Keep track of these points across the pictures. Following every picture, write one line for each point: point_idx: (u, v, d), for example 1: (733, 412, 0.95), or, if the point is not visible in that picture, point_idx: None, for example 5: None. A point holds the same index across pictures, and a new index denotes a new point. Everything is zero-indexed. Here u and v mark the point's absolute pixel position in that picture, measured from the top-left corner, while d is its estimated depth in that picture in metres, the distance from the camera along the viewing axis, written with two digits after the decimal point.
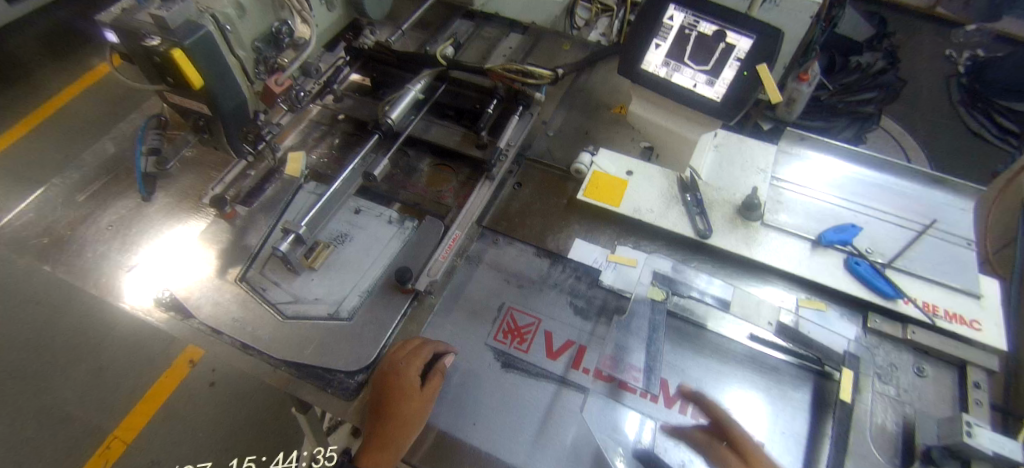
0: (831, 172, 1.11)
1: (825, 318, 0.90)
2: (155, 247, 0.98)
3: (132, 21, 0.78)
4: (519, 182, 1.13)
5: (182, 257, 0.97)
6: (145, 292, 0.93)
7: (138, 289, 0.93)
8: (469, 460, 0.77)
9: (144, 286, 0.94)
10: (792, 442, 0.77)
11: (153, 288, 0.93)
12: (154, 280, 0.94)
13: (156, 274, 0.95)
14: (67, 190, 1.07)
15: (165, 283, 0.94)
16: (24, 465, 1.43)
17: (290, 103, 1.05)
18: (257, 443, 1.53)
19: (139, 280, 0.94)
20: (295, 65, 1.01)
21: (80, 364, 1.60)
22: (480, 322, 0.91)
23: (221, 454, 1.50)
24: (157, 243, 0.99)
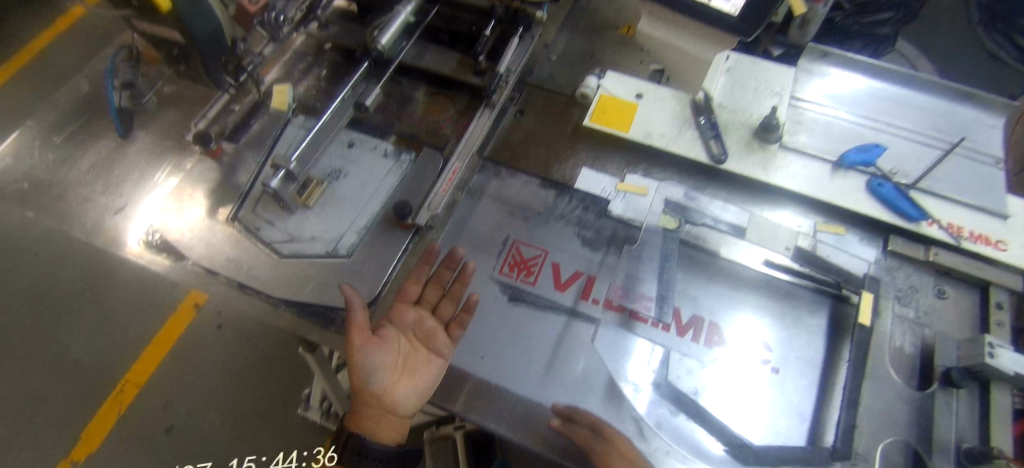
0: (855, 91, 1.03)
1: (843, 241, 0.87)
2: (137, 186, 0.94)
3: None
4: (521, 109, 1.06)
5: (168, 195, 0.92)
6: (132, 232, 0.89)
7: (123, 229, 0.90)
8: (479, 393, 0.76)
9: (129, 226, 0.90)
10: (806, 365, 0.76)
11: (139, 226, 0.90)
12: (139, 219, 0.91)
13: (141, 213, 0.91)
14: (42, 130, 1.01)
15: (150, 221, 0.90)
16: (43, 411, 1.47)
17: (270, 29, 0.99)
18: (267, 389, 1.54)
19: (124, 219, 0.91)
20: None
21: (86, 313, 1.61)
22: (484, 256, 0.88)
23: (232, 397, 1.52)
24: (140, 182, 0.95)
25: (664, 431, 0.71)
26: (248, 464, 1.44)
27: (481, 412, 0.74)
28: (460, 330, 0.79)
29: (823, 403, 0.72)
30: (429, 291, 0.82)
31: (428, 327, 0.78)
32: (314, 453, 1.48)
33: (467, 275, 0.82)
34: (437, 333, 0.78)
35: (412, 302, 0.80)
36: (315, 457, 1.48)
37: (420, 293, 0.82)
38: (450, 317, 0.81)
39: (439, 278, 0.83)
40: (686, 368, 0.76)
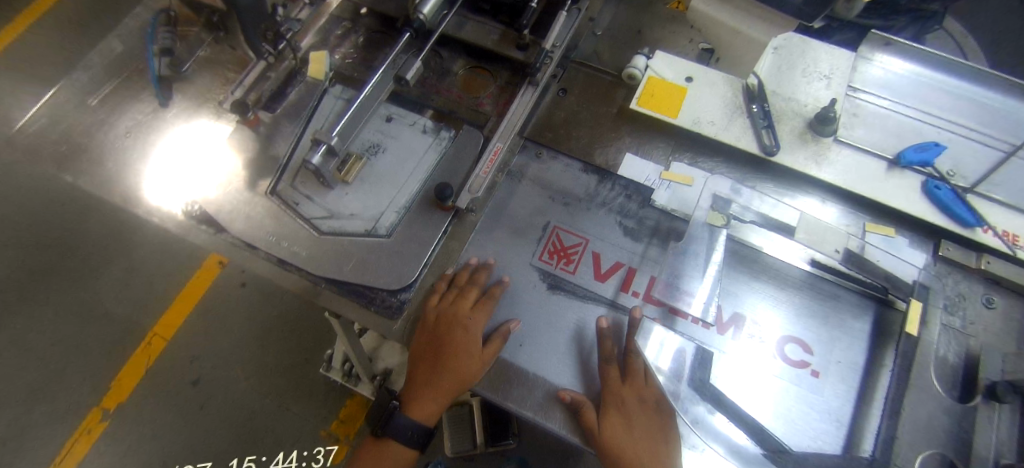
0: (917, 82, 0.98)
1: (893, 244, 0.84)
2: (177, 151, 0.94)
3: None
4: (564, 87, 1.02)
5: (210, 163, 0.92)
6: (177, 201, 0.90)
7: (165, 195, 0.90)
8: (520, 381, 0.77)
9: (172, 193, 0.90)
10: (848, 370, 0.77)
11: (182, 194, 0.90)
12: (183, 186, 0.91)
13: (183, 181, 0.91)
14: (76, 91, 0.99)
15: (193, 189, 0.90)
16: (78, 358, 1.53)
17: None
18: (290, 351, 1.57)
19: (166, 186, 0.91)
20: None
21: (114, 267, 1.64)
22: (523, 241, 0.87)
23: (256, 355, 1.56)
24: (178, 146, 0.94)
25: (700, 430, 0.73)
26: (248, 464, 1.44)
27: (520, 399, 0.76)
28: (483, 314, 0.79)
29: (862, 410, 0.74)
30: (468, 294, 0.80)
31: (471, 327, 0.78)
32: (314, 453, 1.46)
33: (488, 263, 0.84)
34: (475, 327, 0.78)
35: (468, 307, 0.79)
36: (315, 457, 1.45)
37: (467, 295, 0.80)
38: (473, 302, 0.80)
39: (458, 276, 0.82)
40: (725, 368, 0.77)
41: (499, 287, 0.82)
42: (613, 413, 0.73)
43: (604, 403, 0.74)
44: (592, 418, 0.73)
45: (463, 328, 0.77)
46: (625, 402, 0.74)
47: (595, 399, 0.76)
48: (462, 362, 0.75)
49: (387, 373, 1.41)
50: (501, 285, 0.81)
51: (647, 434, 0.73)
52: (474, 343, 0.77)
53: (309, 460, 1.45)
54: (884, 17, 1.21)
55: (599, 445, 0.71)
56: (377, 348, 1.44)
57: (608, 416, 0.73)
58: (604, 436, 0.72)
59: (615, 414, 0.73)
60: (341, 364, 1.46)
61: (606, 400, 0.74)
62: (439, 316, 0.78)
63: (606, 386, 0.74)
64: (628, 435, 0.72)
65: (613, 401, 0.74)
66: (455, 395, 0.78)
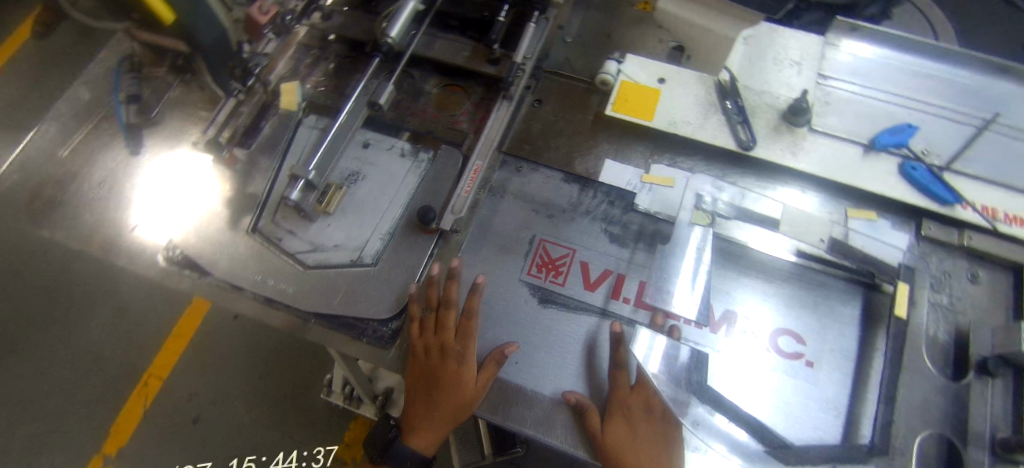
0: (885, 65, 0.99)
1: (876, 229, 0.85)
2: (163, 183, 0.93)
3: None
4: (539, 98, 1.02)
5: (189, 195, 0.92)
6: (168, 233, 0.89)
7: (158, 228, 0.90)
8: (520, 399, 0.77)
9: (164, 225, 0.90)
10: (841, 357, 0.77)
11: (174, 224, 0.90)
12: (175, 217, 0.90)
13: (173, 211, 0.91)
14: (46, 143, 0.98)
15: (184, 219, 0.90)
16: (70, 407, 1.49)
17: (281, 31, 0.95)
18: (287, 381, 1.54)
19: (157, 219, 0.90)
20: None
21: (102, 312, 1.61)
22: (511, 257, 0.87)
23: (253, 388, 1.53)
24: (163, 178, 0.94)
25: (700, 431, 0.72)
26: (248, 464, 1.44)
27: (520, 418, 0.75)
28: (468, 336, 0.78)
29: (858, 396, 0.74)
30: (449, 317, 0.78)
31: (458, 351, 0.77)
32: (314, 453, 1.46)
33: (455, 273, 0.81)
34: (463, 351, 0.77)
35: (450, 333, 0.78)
36: (315, 457, 1.46)
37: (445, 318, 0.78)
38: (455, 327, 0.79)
39: (433, 295, 0.80)
40: (722, 367, 0.76)
41: (476, 296, 0.80)
42: (619, 420, 0.73)
43: (610, 410, 0.74)
44: (596, 423, 0.72)
45: (453, 357, 0.76)
46: (630, 407, 0.74)
47: (600, 403, 0.76)
48: (456, 390, 0.76)
49: (388, 392, 1.40)
50: (477, 293, 0.79)
51: (650, 440, 0.74)
52: (467, 371, 0.76)
53: (309, 460, 1.45)
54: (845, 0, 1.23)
55: (601, 446, 0.71)
56: (375, 369, 1.43)
57: (613, 421, 0.73)
58: (605, 439, 0.71)
59: (620, 422, 0.73)
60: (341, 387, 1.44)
61: (613, 406, 0.74)
62: (427, 346, 0.77)
63: (614, 392, 0.74)
64: (631, 441, 0.73)
65: (618, 407, 0.74)
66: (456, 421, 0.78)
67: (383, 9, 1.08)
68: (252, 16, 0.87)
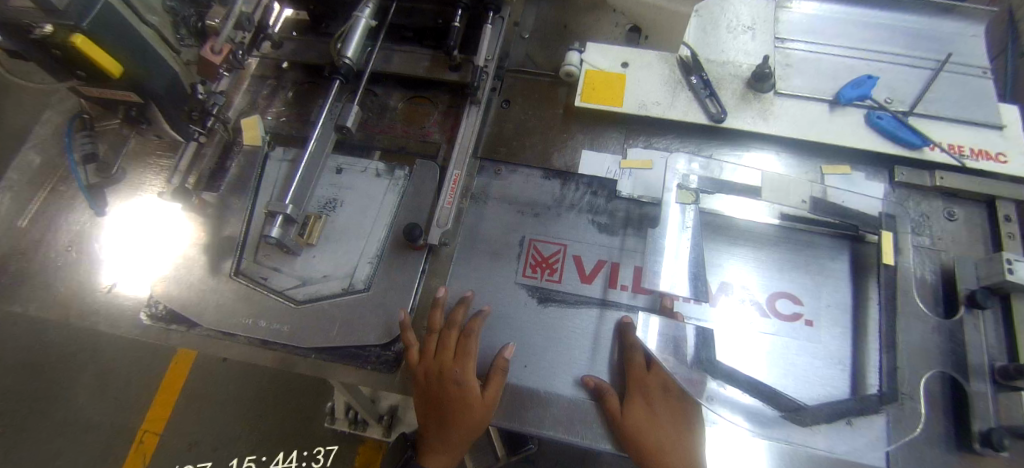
0: (838, 21, 1.01)
1: (851, 181, 0.87)
2: (120, 238, 0.91)
3: (9, 13, 0.64)
4: (506, 98, 1.01)
5: (160, 245, 0.89)
6: (139, 285, 0.87)
7: (123, 284, 0.88)
8: (536, 402, 0.76)
9: (130, 279, 0.88)
10: (838, 311, 0.79)
11: (141, 276, 0.88)
12: (140, 268, 0.89)
13: (138, 263, 0.89)
14: (3, 216, 0.94)
15: (150, 268, 0.88)
16: None
17: (235, 68, 0.87)
18: (288, 418, 1.51)
19: (122, 274, 0.89)
20: (228, 23, 0.82)
21: (84, 378, 1.55)
22: (504, 261, 0.86)
23: (255, 427, 1.50)
24: (120, 233, 0.91)
25: (717, 406, 0.72)
26: (248, 464, 1.45)
27: (538, 421, 0.75)
28: (467, 356, 0.76)
29: (860, 348, 0.76)
30: (448, 339, 0.77)
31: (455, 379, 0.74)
32: (314, 453, 1.46)
33: (466, 300, 0.81)
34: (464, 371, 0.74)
35: (450, 355, 0.76)
36: (315, 457, 1.46)
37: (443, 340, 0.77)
38: (455, 347, 0.77)
39: (432, 319, 0.79)
40: (727, 342, 0.77)
41: (479, 319, 0.79)
42: (639, 400, 0.73)
43: (630, 389, 0.74)
44: (616, 404, 0.73)
45: (453, 379, 0.74)
46: (650, 388, 0.74)
47: (619, 386, 0.77)
48: (465, 403, 0.73)
49: (393, 410, 1.34)
50: (481, 316, 0.79)
51: (672, 421, 0.73)
52: (471, 390, 0.74)
53: (309, 460, 1.45)
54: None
55: (625, 428, 0.71)
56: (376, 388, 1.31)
57: (632, 399, 0.73)
58: (627, 419, 0.72)
59: (640, 402, 0.73)
60: (344, 413, 1.36)
61: (631, 391, 0.74)
62: (427, 370, 0.75)
63: (632, 373, 0.75)
64: (652, 420, 0.72)
65: (638, 388, 0.74)
66: (471, 439, 0.76)
67: (334, 29, 1.06)
68: (205, 58, 0.80)
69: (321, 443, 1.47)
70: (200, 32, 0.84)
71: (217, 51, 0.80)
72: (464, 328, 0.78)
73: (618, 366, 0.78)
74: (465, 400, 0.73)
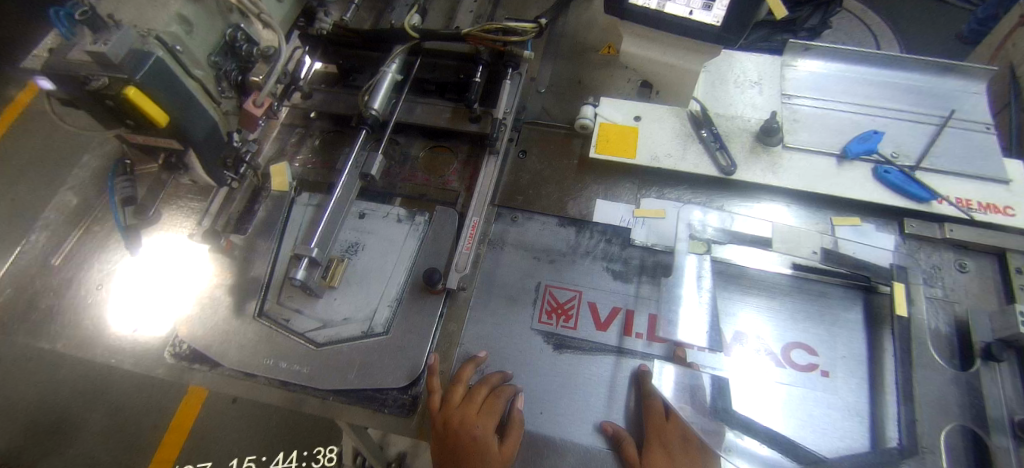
0: (842, 78, 1.05)
1: (861, 232, 0.89)
2: (154, 280, 0.94)
3: (71, 69, 0.69)
4: (523, 148, 1.05)
5: (188, 283, 0.93)
6: (169, 326, 0.90)
7: (155, 323, 0.91)
8: (552, 450, 0.76)
9: (162, 319, 0.91)
10: (854, 363, 0.80)
11: (170, 317, 0.91)
12: (169, 308, 0.91)
13: (166, 300, 0.92)
14: (38, 255, 0.98)
15: (180, 311, 0.91)
16: None
17: (271, 116, 0.98)
18: (294, 445, 1.51)
19: (149, 311, 0.92)
20: (271, 80, 0.90)
21: (91, 415, 1.53)
22: (520, 307, 0.88)
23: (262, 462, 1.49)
24: (154, 275, 0.95)
25: (735, 457, 0.73)
26: (248, 463, 1.49)
27: None
28: (493, 412, 0.75)
29: (878, 398, 0.76)
30: (476, 392, 0.77)
31: (474, 433, 0.72)
32: (314, 453, 1.50)
33: (507, 376, 0.81)
34: (486, 424, 0.74)
35: (474, 409, 0.75)
36: (315, 457, 1.50)
37: (467, 393, 0.78)
38: (482, 400, 0.77)
39: (462, 374, 0.79)
40: (744, 392, 0.78)
41: (511, 388, 0.79)
42: (657, 450, 0.72)
43: (648, 440, 0.73)
44: (634, 453, 0.72)
45: (471, 433, 0.72)
46: (667, 436, 0.73)
47: (639, 436, 0.76)
48: (482, 455, 0.71)
49: (401, 457, 1.33)
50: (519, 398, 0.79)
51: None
52: (490, 444, 0.72)
53: (309, 460, 1.49)
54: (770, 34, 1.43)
55: None
56: (385, 435, 1.36)
57: (651, 452, 0.71)
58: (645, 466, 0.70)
59: (658, 450, 0.72)
60: (351, 459, 1.35)
61: (649, 437, 0.73)
62: (446, 418, 0.75)
63: (650, 421, 0.74)
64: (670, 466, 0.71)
65: (655, 437, 0.73)
66: None
67: (362, 82, 1.12)
68: (247, 109, 0.90)
69: (321, 443, 1.51)
70: (239, 84, 0.89)
71: (258, 105, 0.90)
72: (495, 388, 0.78)
73: (635, 414, 0.78)
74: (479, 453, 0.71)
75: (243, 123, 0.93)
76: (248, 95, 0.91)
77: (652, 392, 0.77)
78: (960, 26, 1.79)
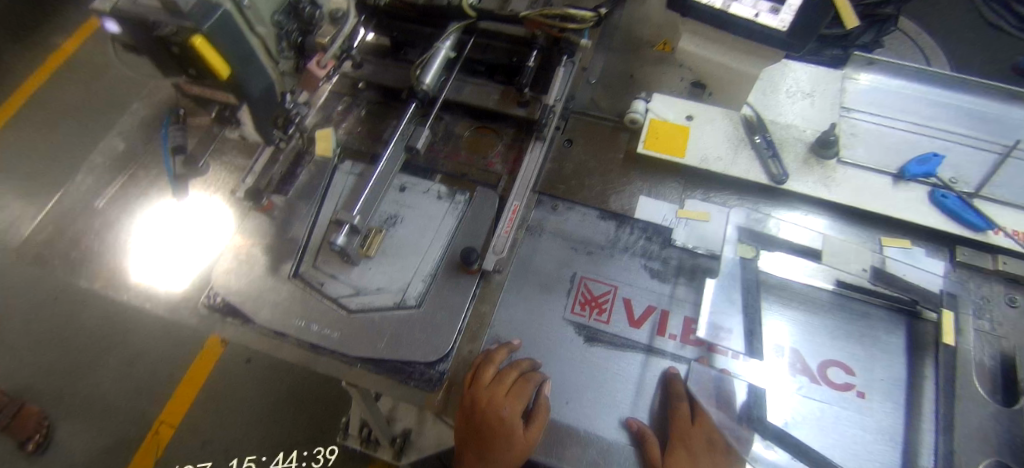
0: (904, 96, 1.02)
1: (911, 255, 0.87)
2: (178, 227, 0.96)
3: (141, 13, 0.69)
4: (569, 137, 1.04)
5: (217, 240, 0.95)
6: (193, 276, 0.92)
7: (176, 273, 0.93)
8: (573, 441, 0.76)
9: (180, 267, 0.93)
10: (891, 387, 0.78)
11: (195, 267, 0.93)
12: (192, 258, 0.94)
13: (194, 255, 0.94)
14: (83, 196, 1.00)
15: (204, 261, 0.93)
16: (79, 456, 1.45)
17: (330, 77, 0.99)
18: (303, 418, 1.52)
19: (177, 264, 0.93)
20: (336, 44, 0.92)
21: (111, 357, 1.57)
22: (553, 295, 0.88)
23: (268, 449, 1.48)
24: (178, 222, 0.97)
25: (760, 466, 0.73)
26: (248, 464, 1.46)
27: (574, 460, 0.74)
28: (521, 397, 0.75)
29: (913, 425, 0.75)
30: (506, 376, 0.77)
31: (501, 416, 0.73)
32: (314, 453, 1.48)
33: (536, 365, 0.81)
34: (513, 407, 0.74)
35: (503, 392, 0.75)
36: (315, 457, 1.47)
37: (497, 375, 0.77)
38: (511, 384, 0.77)
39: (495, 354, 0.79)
40: (777, 404, 0.77)
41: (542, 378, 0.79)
42: (682, 452, 0.71)
43: (672, 441, 0.72)
44: (658, 455, 0.71)
45: (498, 416, 0.72)
46: (693, 440, 0.72)
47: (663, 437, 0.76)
48: (509, 439, 0.72)
49: (406, 433, 1.33)
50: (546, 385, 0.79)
51: None
52: (516, 427, 0.73)
53: (309, 460, 1.47)
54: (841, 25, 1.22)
55: None
56: (393, 409, 1.36)
57: (675, 454, 0.71)
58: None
59: (682, 453, 0.71)
60: (358, 429, 1.39)
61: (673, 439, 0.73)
62: (474, 398, 0.75)
63: (675, 423, 0.74)
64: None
65: (681, 438, 0.72)
66: None
67: (413, 57, 1.12)
68: (309, 70, 0.92)
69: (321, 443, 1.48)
70: (299, 46, 0.90)
71: (321, 66, 0.92)
72: (524, 373, 0.78)
73: (660, 414, 0.77)
74: (505, 436, 0.72)
75: (302, 85, 0.95)
76: (306, 58, 0.92)
77: (680, 395, 0.76)
78: (1019, 58, 1.72)
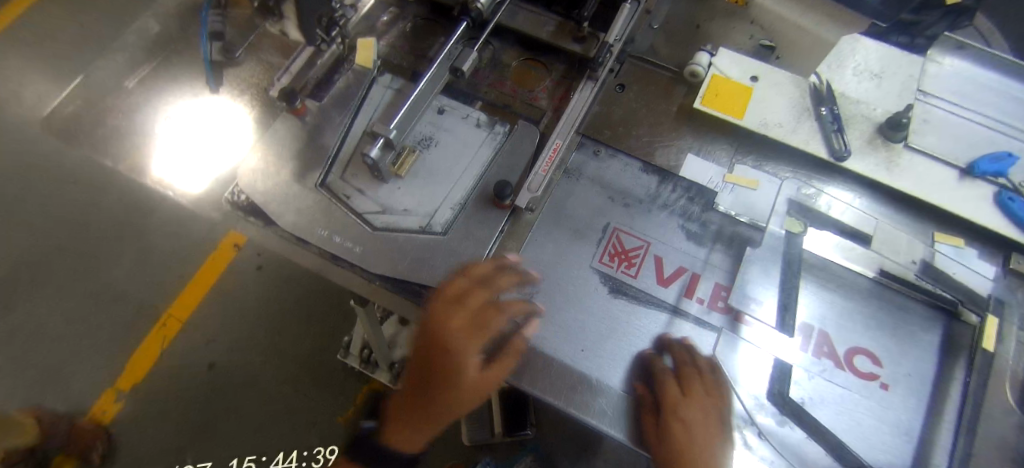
0: (988, 88, 0.94)
1: (961, 254, 0.83)
2: (199, 127, 0.92)
3: None
4: (621, 83, 0.98)
5: (238, 146, 0.89)
6: (213, 178, 0.87)
7: (194, 176, 0.87)
8: (582, 388, 0.74)
9: (201, 170, 0.88)
10: (917, 383, 0.76)
11: (214, 171, 0.88)
12: (212, 162, 0.88)
13: (213, 158, 0.88)
14: (113, 73, 0.96)
15: (226, 166, 0.88)
16: (90, 337, 1.49)
17: None
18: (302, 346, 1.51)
19: (194, 167, 0.88)
20: None
21: (126, 247, 1.58)
22: (582, 242, 0.85)
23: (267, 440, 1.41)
24: (200, 121, 0.92)
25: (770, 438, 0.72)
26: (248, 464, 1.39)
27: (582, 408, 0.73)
28: (484, 328, 0.72)
29: (933, 422, 0.73)
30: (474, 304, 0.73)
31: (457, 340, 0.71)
32: (314, 453, 1.40)
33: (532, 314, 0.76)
34: (472, 335, 0.71)
35: (465, 318, 0.72)
36: (315, 457, 1.40)
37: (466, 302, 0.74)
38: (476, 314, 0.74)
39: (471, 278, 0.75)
40: (802, 383, 0.75)
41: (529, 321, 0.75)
42: (676, 423, 0.69)
43: (667, 408, 0.70)
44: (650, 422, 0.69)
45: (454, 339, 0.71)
46: (691, 412, 0.70)
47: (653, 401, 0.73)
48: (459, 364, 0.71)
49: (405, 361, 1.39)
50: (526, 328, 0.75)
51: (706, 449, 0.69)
52: (470, 355, 0.71)
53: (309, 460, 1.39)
54: (914, 12, 0.98)
55: (658, 440, 0.69)
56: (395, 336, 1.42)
57: (669, 422, 0.70)
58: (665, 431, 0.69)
59: (675, 420, 0.69)
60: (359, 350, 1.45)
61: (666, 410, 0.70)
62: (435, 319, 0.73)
63: (665, 392, 0.71)
64: (688, 438, 0.69)
65: (674, 411, 0.70)
66: (444, 409, 0.73)
67: None
68: None
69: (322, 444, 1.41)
70: None
71: None
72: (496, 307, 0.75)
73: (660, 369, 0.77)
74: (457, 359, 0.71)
75: None
76: None
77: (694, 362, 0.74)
78: None
